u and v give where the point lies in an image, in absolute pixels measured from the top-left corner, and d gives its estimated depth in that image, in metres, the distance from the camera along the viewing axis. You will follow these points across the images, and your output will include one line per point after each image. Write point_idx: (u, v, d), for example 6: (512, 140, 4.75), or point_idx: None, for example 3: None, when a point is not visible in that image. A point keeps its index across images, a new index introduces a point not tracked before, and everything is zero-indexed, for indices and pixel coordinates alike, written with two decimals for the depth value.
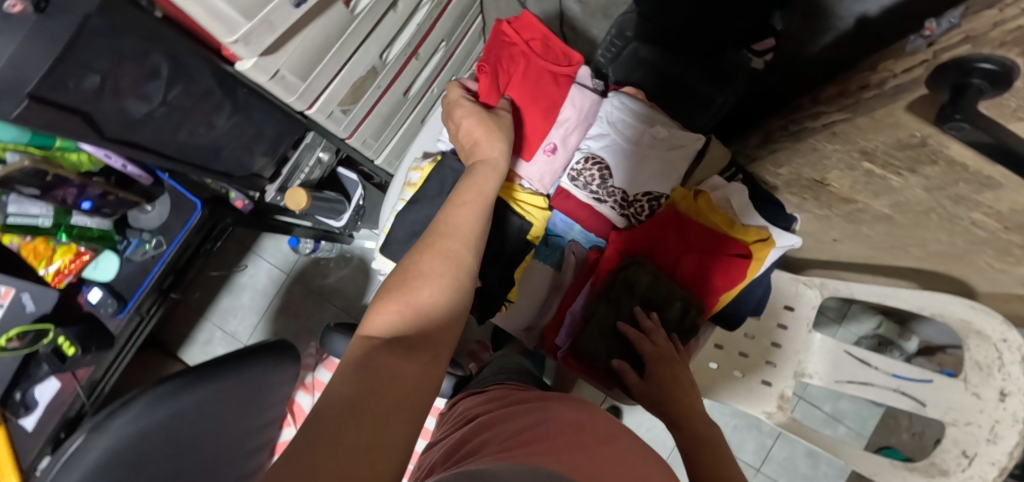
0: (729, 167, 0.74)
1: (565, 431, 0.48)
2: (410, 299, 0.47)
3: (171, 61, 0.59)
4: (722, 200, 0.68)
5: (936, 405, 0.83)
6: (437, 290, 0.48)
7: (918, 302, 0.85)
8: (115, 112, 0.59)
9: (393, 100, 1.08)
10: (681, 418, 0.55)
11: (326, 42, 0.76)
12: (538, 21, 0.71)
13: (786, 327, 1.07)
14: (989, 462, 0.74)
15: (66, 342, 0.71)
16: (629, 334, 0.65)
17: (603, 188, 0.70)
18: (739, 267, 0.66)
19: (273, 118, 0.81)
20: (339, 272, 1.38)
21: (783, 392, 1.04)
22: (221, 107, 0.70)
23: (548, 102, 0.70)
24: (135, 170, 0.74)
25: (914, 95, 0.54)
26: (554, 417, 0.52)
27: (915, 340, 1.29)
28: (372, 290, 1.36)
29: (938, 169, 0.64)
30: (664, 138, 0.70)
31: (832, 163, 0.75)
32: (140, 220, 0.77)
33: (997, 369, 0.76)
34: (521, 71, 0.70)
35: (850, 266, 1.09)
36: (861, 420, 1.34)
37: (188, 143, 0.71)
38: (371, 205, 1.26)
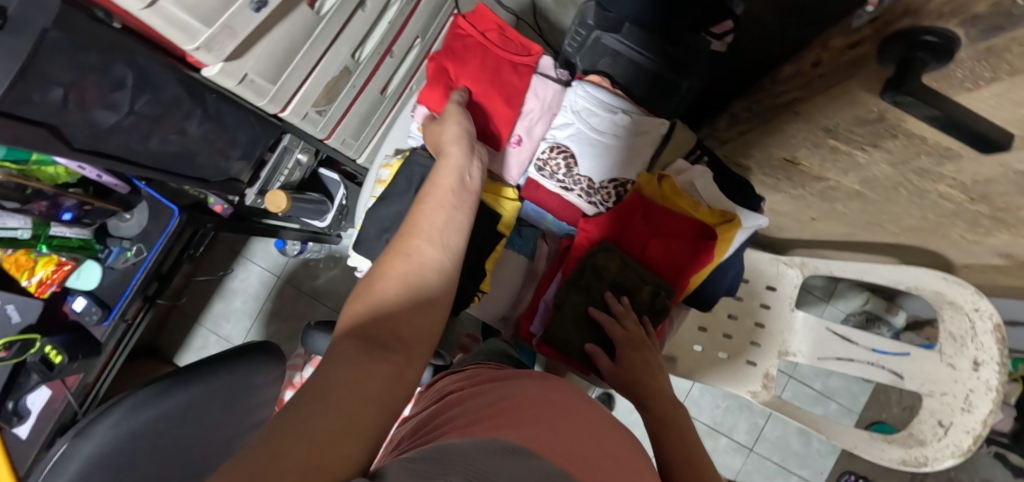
0: (694, 150, 0.75)
1: (535, 413, 0.48)
2: (381, 300, 0.42)
3: (136, 70, 0.61)
4: (687, 184, 0.70)
5: (913, 377, 0.84)
6: (408, 290, 0.43)
7: (894, 276, 0.86)
8: (84, 123, 0.60)
9: (370, 98, 1.09)
10: (651, 400, 0.55)
11: (293, 45, 0.77)
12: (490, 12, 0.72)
13: (769, 307, 1.08)
14: (964, 430, 0.75)
15: (53, 351, 0.73)
16: (601, 319, 0.65)
17: (569, 177, 0.72)
18: (707, 249, 0.67)
19: (247, 122, 0.82)
20: (329, 272, 1.40)
21: (767, 371, 1.05)
22: (192, 113, 0.71)
23: (510, 90, 0.71)
24: (110, 179, 0.75)
25: (865, 70, 0.54)
26: (525, 394, 0.53)
27: (902, 315, 1.30)
28: None
29: (899, 143, 0.64)
30: (628, 125, 0.71)
31: (799, 142, 0.76)
32: (121, 228, 0.78)
33: (970, 340, 0.77)
34: (480, 64, 0.71)
35: (831, 244, 1.10)
36: (852, 396, 1.35)
37: (160, 151, 0.72)
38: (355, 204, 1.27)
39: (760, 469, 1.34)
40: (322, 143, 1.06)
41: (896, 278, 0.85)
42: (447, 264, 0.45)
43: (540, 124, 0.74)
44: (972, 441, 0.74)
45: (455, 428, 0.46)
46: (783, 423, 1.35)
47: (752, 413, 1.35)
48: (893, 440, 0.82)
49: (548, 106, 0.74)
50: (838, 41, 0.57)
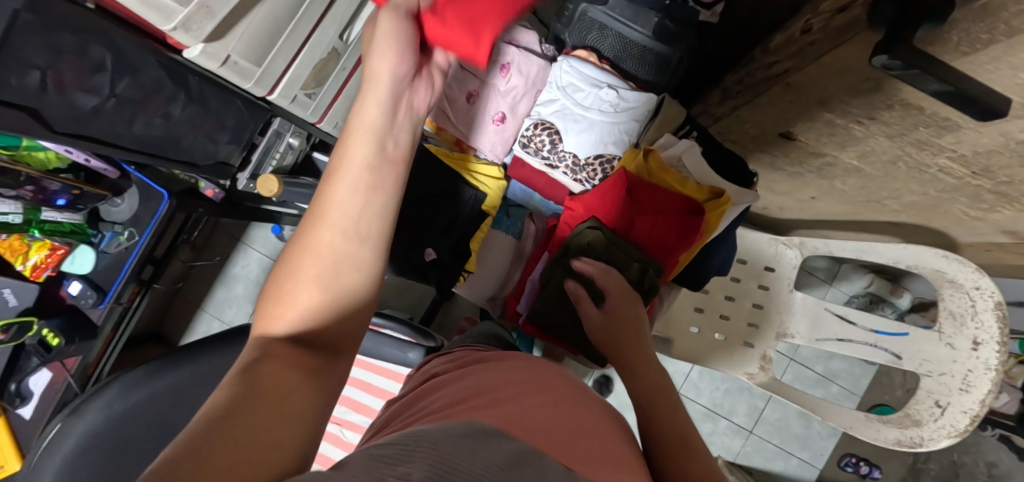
0: (683, 125, 0.73)
1: (520, 390, 0.43)
2: (295, 302, 0.35)
3: (113, 52, 0.60)
4: (674, 159, 0.69)
5: (910, 357, 0.82)
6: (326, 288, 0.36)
7: (893, 255, 0.84)
8: (64, 106, 0.60)
9: (362, 81, 1.08)
10: (633, 361, 0.50)
11: (276, 25, 0.76)
12: None
13: (768, 288, 1.06)
14: (961, 411, 0.73)
15: (50, 334, 0.75)
16: (588, 270, 0.63)
17: (554, 153, 0.71)
18: (693, 225, 0.66)
19: (233, 105, 0.82)
20: None
21: (765, 353, 1.04)
22: (175, 96, 0.71)
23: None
24: (99, 163, 0.75)
25: (856, 36, 0.52)
26: (507, 380, 0.47)
27: (908, 296, 1.27)
28: None
29: (896, 114, 0.62)
30: (614, 101, 0.69)
31: (794, 116, 0.74)
32: (112, 213, 0.79)
33: (970, 318, 0.75)
34: None
35: (832, 223, 1.07)
36: (854, 378, 1.33)
37: (145, 135, 0.72)
38: None
39: (760, 452, 1.33)
40: (314, 127, 1.05)
41: (895, 256, 0.83)
42: (369, 255, 0.38)
43: (524, 100, 0.72)
44: (970, 422, 0.72)
45: (423, 416, 0.40)
46: (783, 406, 1.34)
47: (751, 396, 1.34)
48: (889, 420, 0.80)
49: (533, 82, 0.72)
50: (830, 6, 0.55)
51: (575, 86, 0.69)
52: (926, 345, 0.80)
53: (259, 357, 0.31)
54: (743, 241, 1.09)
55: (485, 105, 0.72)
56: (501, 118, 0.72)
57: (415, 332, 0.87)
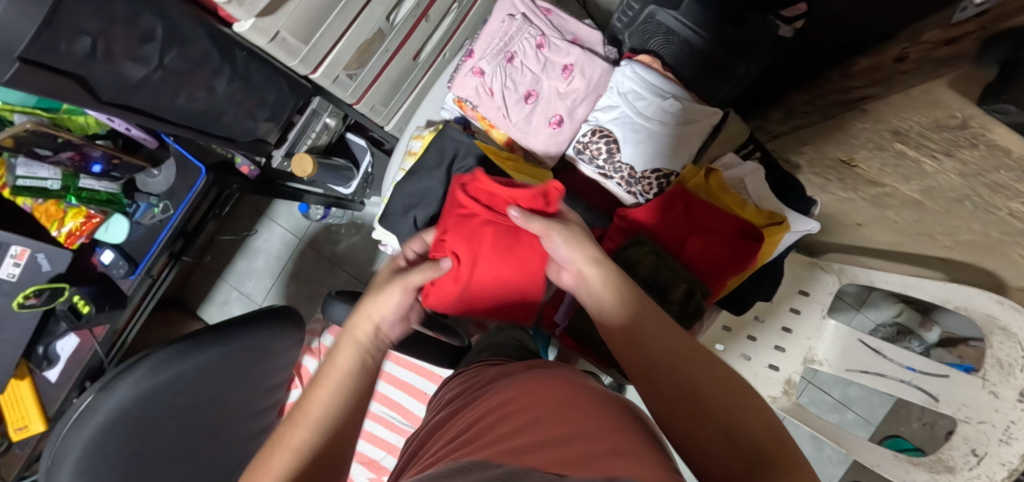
0: (746, 144, 0.70)
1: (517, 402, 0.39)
2: None
3: (164, 21, 0.58)
4: (735, 180, 0.66)
5: (950, 401, 0.81)
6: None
7: (942, 295, 0.82)
8: (111, 76, 0.58)
9: (402, 63, 1.05)
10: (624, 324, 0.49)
11: (327, 2, 0.73)
12: (485, 178, 0.65)
13: (799, 311, 1.03)
14: (999, 463, 0.71)
15: (81, 301, 0.74)
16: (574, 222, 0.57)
17: (609, 163, 0.68)
18: (750, 250, 0.63)
19: (275, 82, 0.80)
20: (350, 238, 1.39)
21: (789, 377, 1.02)
22: (220, 70, 0.69)
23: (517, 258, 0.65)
24: (139, 133, 0.73)
25: (956, 71, 0.48)
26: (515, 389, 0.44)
27: (937, 330, 1.24)
28: (382, 257, 1.37)
29: (978, 154, 0.58)
30: (677, 113, 0.66)
31: (860, 144, 0.70)
32: (148, 184, 0.78)
33: (1019, 369, 0.72)
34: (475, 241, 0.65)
35: (873, 251, 1.04)
36: (871, 407, 1.31)
37: (188, 108, 0.70)
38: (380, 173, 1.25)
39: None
40: (351, 108, 1.03)
41: (945, 296, 0.81)
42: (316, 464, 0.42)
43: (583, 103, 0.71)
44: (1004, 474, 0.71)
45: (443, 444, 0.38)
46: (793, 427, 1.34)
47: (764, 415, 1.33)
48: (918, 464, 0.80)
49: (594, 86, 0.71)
50: (931, 35, 0.51)
51: (638, 95, 0.67)
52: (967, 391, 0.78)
53: None
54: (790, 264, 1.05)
55: (543, 107, 0.71)
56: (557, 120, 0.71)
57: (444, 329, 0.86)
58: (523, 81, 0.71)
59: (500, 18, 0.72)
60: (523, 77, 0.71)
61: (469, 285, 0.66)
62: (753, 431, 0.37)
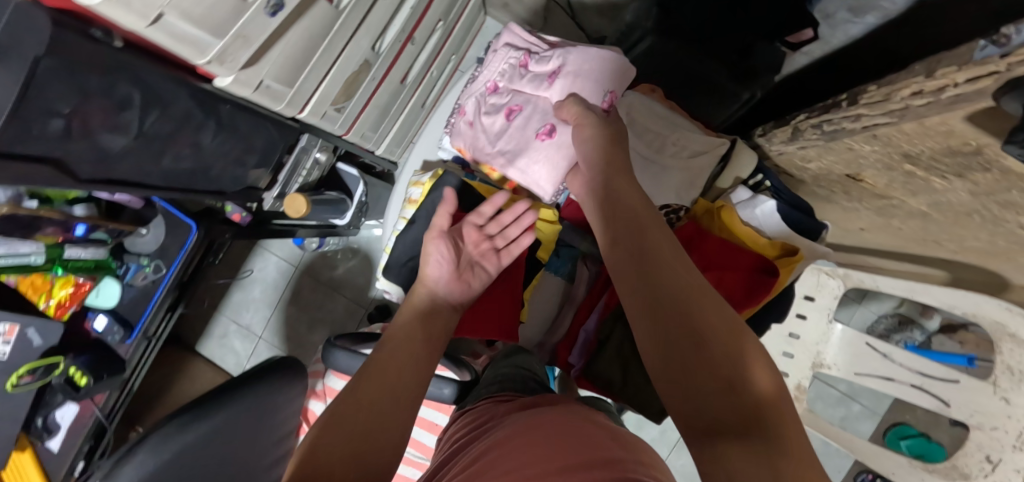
0: (756, 173, 0.69)
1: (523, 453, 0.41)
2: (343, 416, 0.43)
3: (141, 88, 0.54)
4: (747, 213, 0.66)
5: (962, 407, 0.81)
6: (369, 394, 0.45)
7: (950, 300, 0.81)
8: (90, 151, 0.55)
9: (390, 88, 1.01)
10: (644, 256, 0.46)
11: (311, 44, 0.69)
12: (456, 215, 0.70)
13: (806, 317, 1.03)
14: (1014, 469, 0.73)
15: (78, 372, 0.72)
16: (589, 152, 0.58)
17: None
18: (766, 285, 0.61)
19: (263, 128, 0.76)
20: (348, 263, 1.37)
21: (800, 383, 1.02)
22: (205, 126, 0.66)
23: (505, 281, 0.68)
24: (123, 196, 0.71)
25: (975, 107, 0.47)
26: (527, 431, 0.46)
27: (938, 318, 1.25)
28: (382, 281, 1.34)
29: (991, 177, 0.57)
30: (684, 145, 0.67)
31: (868, 163, 0.69)
32: (137, 244, 0.74)
33: None
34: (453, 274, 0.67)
35: (876, 252, 1.04)
36: (876, 398, 1.33)
37: (173, 169, 0.66)
38: (375, 199, 1.22)
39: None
40: (341, 139, 0.99)
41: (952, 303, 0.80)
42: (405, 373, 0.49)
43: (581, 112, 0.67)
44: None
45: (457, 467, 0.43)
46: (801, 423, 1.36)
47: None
48: (934, 469, 0.82)
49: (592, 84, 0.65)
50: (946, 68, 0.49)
51: (643, 129, 0.66)
52: (980, 396, 0.78)
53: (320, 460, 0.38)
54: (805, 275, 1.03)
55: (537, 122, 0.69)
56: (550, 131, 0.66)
57: (450, 361, 0.85)
58: (519, 109, 0.71)
59: (499, 59, 0.75)
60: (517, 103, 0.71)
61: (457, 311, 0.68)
62: (757, 407, 0.35)
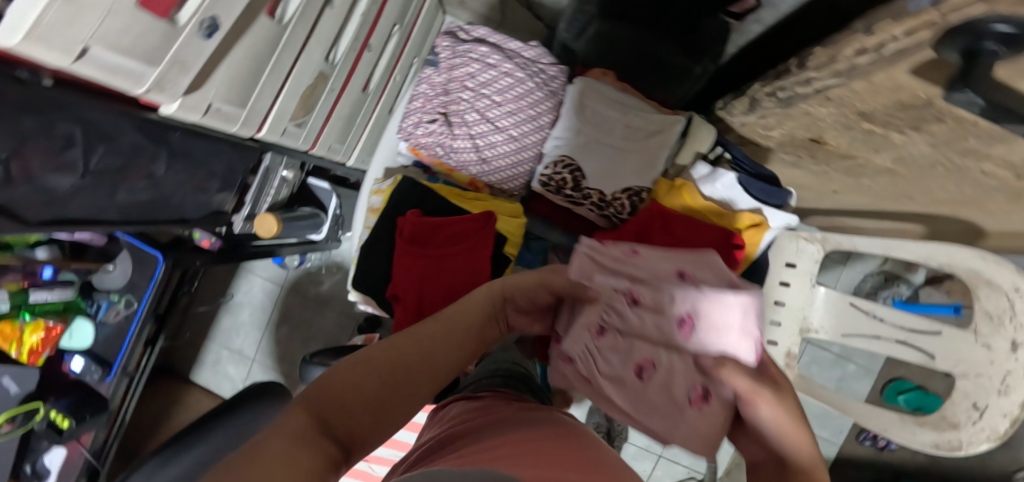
0: (714, 146, 0.68)
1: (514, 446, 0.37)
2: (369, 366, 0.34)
3: (82, 124, 0.53)
4: (708, 187, 0.66)
5: (945, 357, 0.84)
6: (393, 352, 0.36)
7: (925, 253, 0.82)
8: (36, 193, 0.54)
9: (352, 98, 1.00)
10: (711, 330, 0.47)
11: (258, 61, 0.68)
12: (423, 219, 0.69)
13: (789, 284, 1.03)
14: (1001, 414, 0.72)
15: (58, 416, 0.72)
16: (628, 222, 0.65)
17: (578, 191, 0.67)
18: (733, 258, 0.63)
19: (220, 151, 0.75)
20: (333, 277, 1.36)
21: (789, 350, 1.02)
22: (158, 156, 0.65)
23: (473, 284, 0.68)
24: (84, 234, 0.69)
25: (916, 58, 0.47)
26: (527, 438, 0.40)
27: (922, 271, 1.26)
28: None
29: (945, 126, 0.57)
30: (638, 126, 0.67)
31: (827, 125, 0.69)
32: (105, 280, 0.74)
33: (1009, 320, 0.73)
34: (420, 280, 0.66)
35: (852, 212, 1.05)
36: (870, 356, 1.34)
37: (131, 202, 0.65)
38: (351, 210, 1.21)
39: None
40: (307, 154, 0.99)
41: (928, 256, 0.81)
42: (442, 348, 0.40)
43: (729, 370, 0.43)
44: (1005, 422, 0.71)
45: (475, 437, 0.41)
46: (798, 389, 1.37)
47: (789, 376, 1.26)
48: (923, 423, 0.82)
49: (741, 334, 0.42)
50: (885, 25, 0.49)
51: (593, 115, 0.67)
52: (962, 345, 0.79)
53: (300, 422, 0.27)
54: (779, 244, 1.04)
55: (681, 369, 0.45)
56: (693, 329, 0.44)
57: None
58: (636, 345, 0.49)
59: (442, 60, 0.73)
60: (638, 322, 0.49)
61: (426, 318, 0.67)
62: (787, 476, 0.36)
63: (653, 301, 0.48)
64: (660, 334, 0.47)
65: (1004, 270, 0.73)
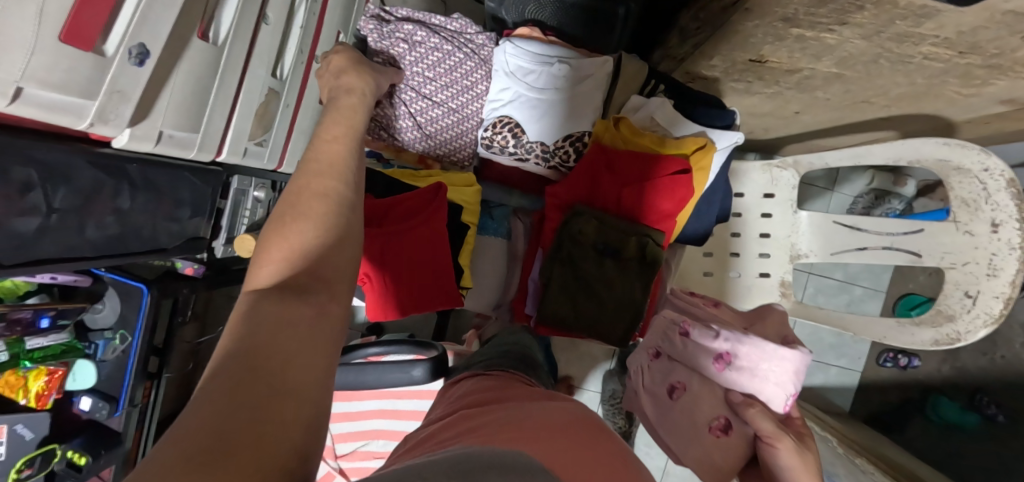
0: (648, 81, 0.71)
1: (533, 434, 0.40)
2: (294, 248, 0.36)
3: (36, 165, 0.56)
4: (646, 120, 0.69)
5: (932, 253, 0.83)
6: (314, 230, 0.37)
7: (893, 154, 0.81)
8: (5, 237, 0.57)
9: (310, 111, 1.02)
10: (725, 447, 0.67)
11: (201, 84, 0.71)
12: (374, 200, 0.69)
13: (771, 214, 1.02)
14: (993, 297, 0.73)
15: (76, 454, 0.75)
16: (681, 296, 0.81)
17: (520, 147, 0.70)
18: (683, 182, 0.66)
19: (184, 179, 0.78)
20: None
21: (782, 279, 1.02)
22: (120, 189, 0.68)
23: (430, 255, 0.69)
24: (68, 277, 0.73)
25: None
26: (533, 421, 0.43)
27: (911, 182, 1.24)
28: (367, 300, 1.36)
29: (869, 14, 0.57)
30: (569, 73, 0.68)
31: (760, 40, 0.69)
32: (98, 320, 0.77)
33: (984, 202, 0.74)
34: (381, 259, 0.68)
35: (822, 131, 1.03)
36: (875, 276, 1.32)
37: (101, 238, 0.68)
38: None
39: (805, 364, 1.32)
40: (277, 173, 1.01)
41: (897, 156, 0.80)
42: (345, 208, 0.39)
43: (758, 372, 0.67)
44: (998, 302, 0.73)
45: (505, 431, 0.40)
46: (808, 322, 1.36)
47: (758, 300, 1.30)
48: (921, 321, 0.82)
49: (775, 384, 0.65)
50: None
51: (524, 71, 0.69)
52: (945, 238, 0.79)
53: (243, 341, 0.28)
54: (736, 173, 1.04)
55: (727, 378, 0.69)
56: (727, 364, 0.68)
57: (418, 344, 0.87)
58: (679, 370, 0.74)
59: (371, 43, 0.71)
60: (681, 350, 0.73)
61: (393, 291, 0.69)
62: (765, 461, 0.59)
63: (699, 333, 0.71)
64: (699, 364, 0.71)
65: (968, 153, 0.74)
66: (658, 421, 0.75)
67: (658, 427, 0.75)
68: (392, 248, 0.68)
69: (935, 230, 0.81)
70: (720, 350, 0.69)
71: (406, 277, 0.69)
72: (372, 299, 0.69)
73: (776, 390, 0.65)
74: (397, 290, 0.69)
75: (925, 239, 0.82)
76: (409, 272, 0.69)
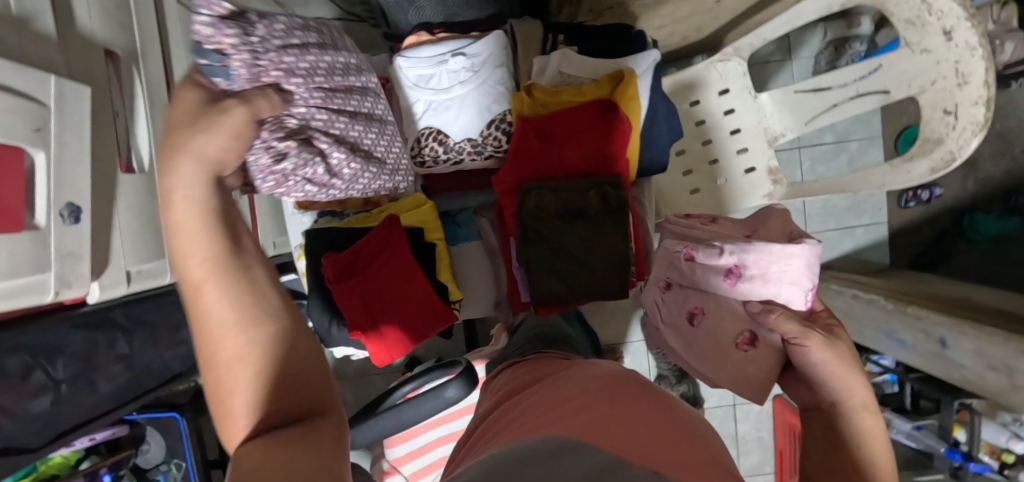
0: (545, 38, 0.74)
1: (591, 414, 0.39)
2: (228, 362, 0.29)
3: (23, 350, 0.58)
4: (556, 76, 0.71)
5: (898, 85, 0.84)
6: (242, 334, 0.29)
7: (825, 5, 0.84)
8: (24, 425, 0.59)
9: None
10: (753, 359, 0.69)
11: (146, 212, 0.71)
12: (335, 257, 0.71)
13: (732, 109, 0.98)
14: (973, 101, 0.76)
15: None
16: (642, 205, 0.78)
17: (449, 149, 0.72)
18: (618, 119, 0.66)
19: (168, 304, 0.80)
20: None
21: (769, 168, 0.99)
22: (115, 338, 0.70)
23: (407, 283, 0.71)
24: (107, 433, 0.77)
25: None
26: (575, 395, 0.44)
27: (866, 19, 1.18)
28: None
29: None
30: (465, 63, 0.70)
31: None
32: (150, 458, 0.83)
33: (928, 16, 0.77)
34: (363, 304, 0.70)
35: (755, 7, 0.99)
36: (867, 124, 1.27)
37: (115, 388, 0.71)
38: None
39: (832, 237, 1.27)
40: None
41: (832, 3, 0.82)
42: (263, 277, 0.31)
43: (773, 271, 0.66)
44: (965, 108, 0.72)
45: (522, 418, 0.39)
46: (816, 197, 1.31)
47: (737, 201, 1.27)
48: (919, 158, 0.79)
49: (790, 283, 0.65)
50: None
51: (425, 78, 0.72)
52: (905, 63, 0.82)
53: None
54: (677, 86, 0.99)
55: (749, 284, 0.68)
56: (739, 278, 0.68)
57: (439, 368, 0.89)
58: (694, 296, 0.75)
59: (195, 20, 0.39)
60: (690, 278, 0.74)
61: (384, 328, 0.71)
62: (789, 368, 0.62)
63: (706, 255, 0.70)
64: (712, 286, 0.71)
65: None
66: (688, 350, 0.77)
67: (689, 355, 0.77)
68: (367, 291, 0.70)
69: (894, 60, 0.82)
70: (728, 265, 0.68)
71: (393, 309, 0.71)
72: (366, 340, 0.71)
73: (792, 290, 0.65)
74: (388, 323, 0.71)
75: (887, 72, 0.84)
76: (395, 306, 0.71)
